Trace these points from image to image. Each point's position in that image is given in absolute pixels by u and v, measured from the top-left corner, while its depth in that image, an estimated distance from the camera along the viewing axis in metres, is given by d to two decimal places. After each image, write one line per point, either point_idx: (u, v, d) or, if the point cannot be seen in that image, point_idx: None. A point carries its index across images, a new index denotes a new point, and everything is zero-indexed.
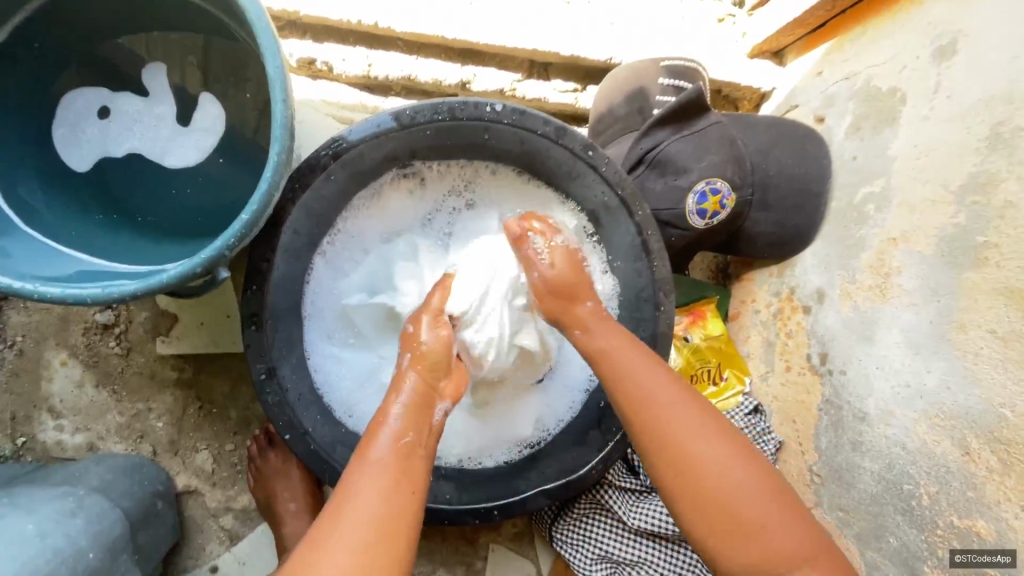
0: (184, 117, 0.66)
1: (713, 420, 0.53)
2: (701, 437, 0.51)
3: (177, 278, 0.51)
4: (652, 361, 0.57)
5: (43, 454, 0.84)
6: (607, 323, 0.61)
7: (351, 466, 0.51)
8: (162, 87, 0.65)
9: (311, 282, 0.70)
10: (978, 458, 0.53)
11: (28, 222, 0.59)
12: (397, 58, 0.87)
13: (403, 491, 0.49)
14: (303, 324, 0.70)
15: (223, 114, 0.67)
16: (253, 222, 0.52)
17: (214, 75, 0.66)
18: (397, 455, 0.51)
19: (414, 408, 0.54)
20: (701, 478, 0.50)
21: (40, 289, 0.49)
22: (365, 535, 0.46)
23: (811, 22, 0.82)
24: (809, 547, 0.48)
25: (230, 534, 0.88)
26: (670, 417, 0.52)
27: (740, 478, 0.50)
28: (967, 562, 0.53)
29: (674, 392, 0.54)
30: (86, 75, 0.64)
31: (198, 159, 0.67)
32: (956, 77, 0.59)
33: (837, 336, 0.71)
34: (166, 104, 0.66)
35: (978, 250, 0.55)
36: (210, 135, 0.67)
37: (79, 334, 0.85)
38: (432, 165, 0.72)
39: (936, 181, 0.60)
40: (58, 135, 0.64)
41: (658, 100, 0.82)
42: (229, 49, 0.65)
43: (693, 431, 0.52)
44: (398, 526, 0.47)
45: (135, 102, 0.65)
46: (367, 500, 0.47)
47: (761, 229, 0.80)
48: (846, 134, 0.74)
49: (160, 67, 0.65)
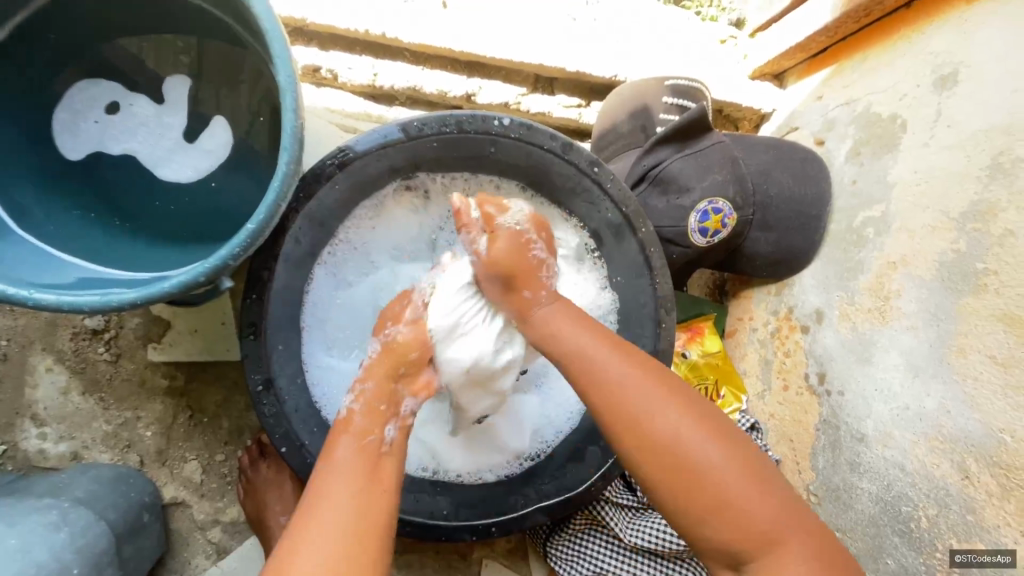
0: (190, 134, 0.66)
1: (653, 377, 0.52)
2: (658, 406, 0.50)
3: (179, 287, 0.50)
4: (603, 333, 0.57)
5: (24, 464, 0.81)
6: (562, 301, 0.60)
7: (318, 469, 0.51)
8: (179, 100, 0.65)
9: (311, 292, 0.69)
10: (977, 482, 0.54)
11: (21, 225, 0.57)
12: (403, 69, 0.87)
13: (374, 495, 0.48)
14: (301, 336, 0.69)
15: (224, 124, 0.66)
16: (258, 232, 0.51)
17: (205, 77, 0.65)
18: (358, 461, 0.51)
19: (371, 399, 0.56)
20: (647, 444, 0.49)
21: (35, 296, 0.48)
22: (343, 525, 0.45)
23: (813, 47, 0.84)
24: (779, 522, 0.47)
25: (218, 548, 0.86)
26: (619, 381, 0.52)
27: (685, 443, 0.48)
28: (968, 562, 0.53)
29: (636, 374, 0.52)
30: (89, 78, 0.63)
31: (192, 179, 0.66)
32: (957, 105, 0.61)
33: (835, 356, 0.72)
34: (177, 115, 0.65)
35: (977, 276, 0.56)
36: (218, 152, 0.66)
37: (67, 339, 0.82)
38: (436, 177, 0.70)
39: (936, 207, 0.61)
40: (57, 134, 0.62)
41: (662, 118, 0.83)
42: (223, 53, 0.64)
43: (652, 397, 0.51)
44: (372, 530, 0.46)
45: (148, 107, 0.64)
46: (336, 503, 0.46)
47: (760, 248, 0.81)
48: (846, 158, 0.76)
49: (182, 81, 0.65)
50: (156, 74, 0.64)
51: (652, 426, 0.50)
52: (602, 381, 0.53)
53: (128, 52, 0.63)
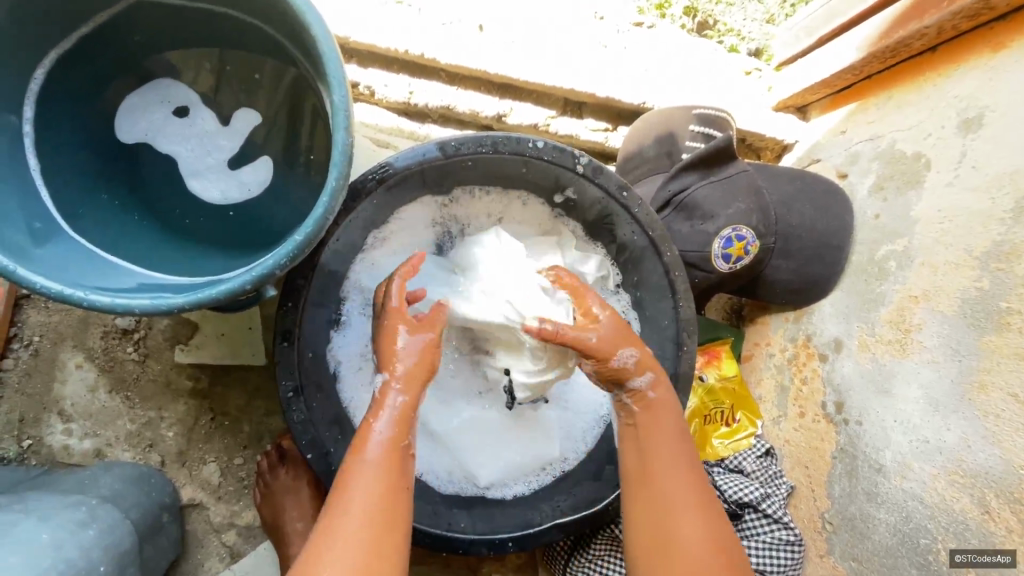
0: (236, 162, 0.68)
1: (681, 455, 0.58)
2: (671, 467, 0.57)
3: (227, 294, 0.51)
4: (672, 424, 0.60)
5: (48, 459, 0.82)
6: (658, 385, 0.61)
7: (348, 459, 0.53)
8: (240, 129, 0.68)
9: (351, 278, 0.70)
10: (997, 518, 0.54)
11: (72, 227, 0.59)
12: (437, 88, 0.90)
13: (398, 497, 0.52)
14: (333, 329, 0.69)
15: (269, 162, 0.68)
16: (305, 244, 0.52)
17: (232, 84, 0.68)
18: (388, 456, 0.53)
19: (408, 407, 0.56)
20: (656, 500, 0.56)
21: (90, 297, 0.49)
22: (364, 523, 0.49)
23: (837, 84, 0.86)
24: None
25: (232, 551, 0.86)
26: (652, 440, 0.59)
27: (679, 509, 0.55)
28: (965, 562, 0.56)
29: (665, 438, 0.59)
30: (165, 78, 0.66)
31: (218, 199, 0.67)
32: (981, 148, 0.63)
33: (853, 387, 0.73)
34: (231, 139, 0.68)
35: (1000, 315, 0.57)
36: (262, 178, 0.68)
37: (98, 337, 0.84)
38: (469, 190, 0.72)
39: (959, 245, 0.63)
40: (118, 122, 0.65)
41: (688, 145, 0.86)
42: (257, 61, 0.67)
43: (666, 456, 0.58)
44: (388, 530, 0.50)
45: (210, 124, 0.67)
46: (365, 498, 0.50)
47: (782, 276, 0.83)
48: (870, 192, 0.78)
49: (249, 113, 0.68)
50: (215, 93, 0.67)
51: (659, 479, 0.57)
52: (647, 432, 0.59)
53: (183, 64, 0.66)
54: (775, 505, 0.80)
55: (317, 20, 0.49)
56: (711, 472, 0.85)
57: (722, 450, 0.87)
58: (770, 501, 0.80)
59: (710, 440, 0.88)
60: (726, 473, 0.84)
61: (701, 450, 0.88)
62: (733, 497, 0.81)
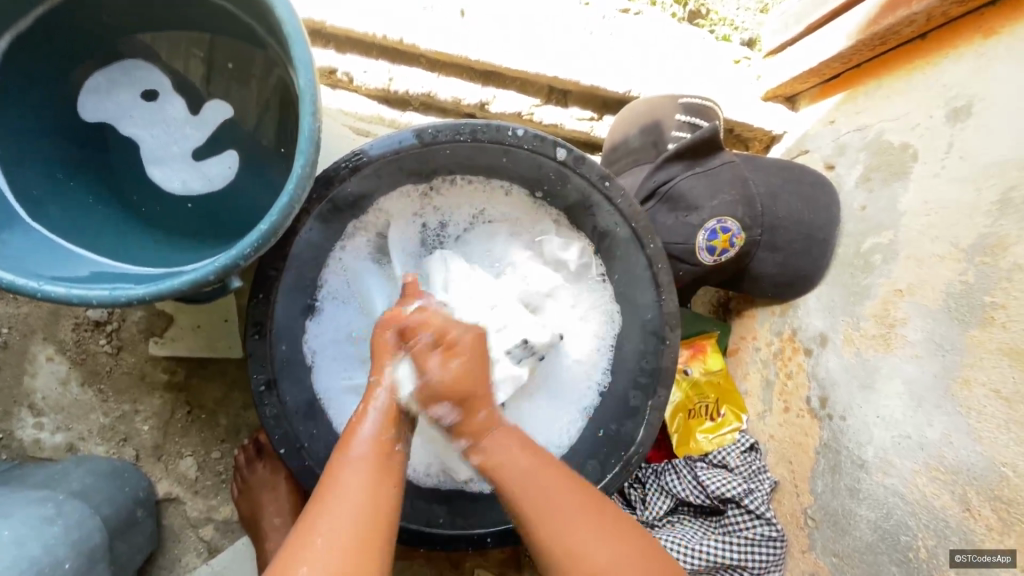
0: (203, 152, 0.66)
1: (525, 471, 0.54)
2: (538, 484, 0.53)
3: (188, 285, 0.49)
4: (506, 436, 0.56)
5: (19, 453, 0.81)
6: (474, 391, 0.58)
7: (332, 461, 0.52)
8: (209, 117, 0.66)
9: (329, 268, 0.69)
10: (978, 515, 0.53)
11: (32, 216, 0.56)
12: (418, 75, 0.88)
13: (386, 490, 0.50)
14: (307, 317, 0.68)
15: (235, 155, 0.67)
16: (271, 233, 0.50)
17: (200, 68, 0.65)
18: (375, 453, 0.52)
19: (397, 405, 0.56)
20: (556, 525, 0.51)
21: (45, 289, 0.48)
22: (350, 523, 0.47)
23: (826, 73, 0.85)
24: None
25: (210, 546, 0.85)
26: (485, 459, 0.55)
27: (584, 535, 0.50)
28: (966, 562, 0.53)
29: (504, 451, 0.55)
30: (129, 61, 0.63)
31: (185, 188, 0.66)
32: (969, 138, 0.61)
33: (838, 381, 0.72)
34: (199, 128, 0.66)
35: (985, 309, 0.56)
36: (233, 167, 0.66)
37: (69, 329, 0.82)
38: (450, 180, 0.70)
39: (945, 238, 0.61)
40: (81, 104, 0.63)
41: (674, 135, 0.84)
42: (224, 45, 0.64)
43: (529, 474, 0.54)
44: (377, 531, 0.47)
45: (179, 111, 0.65)
46: (347, 500, 0.48)
47: (768, 269, 0.81)
48: (857, 183, 0.76)
49: (219, 104, 0.66)
50: (182, 78, 0.65)
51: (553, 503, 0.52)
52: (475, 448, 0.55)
53: (148, 48, 0.64)
54: (757, 500, 0.79)
55: (282, 3, 0.48)
56: (695, 467, 0.84)
57: (706, 445, 0.86)
58: (752, 496, 0.79)
59: (693, 434, 0.87)
60: (709, 468, 0.84)
61: (684, 445, 0.87)
62: (716, 493, 0.81)
